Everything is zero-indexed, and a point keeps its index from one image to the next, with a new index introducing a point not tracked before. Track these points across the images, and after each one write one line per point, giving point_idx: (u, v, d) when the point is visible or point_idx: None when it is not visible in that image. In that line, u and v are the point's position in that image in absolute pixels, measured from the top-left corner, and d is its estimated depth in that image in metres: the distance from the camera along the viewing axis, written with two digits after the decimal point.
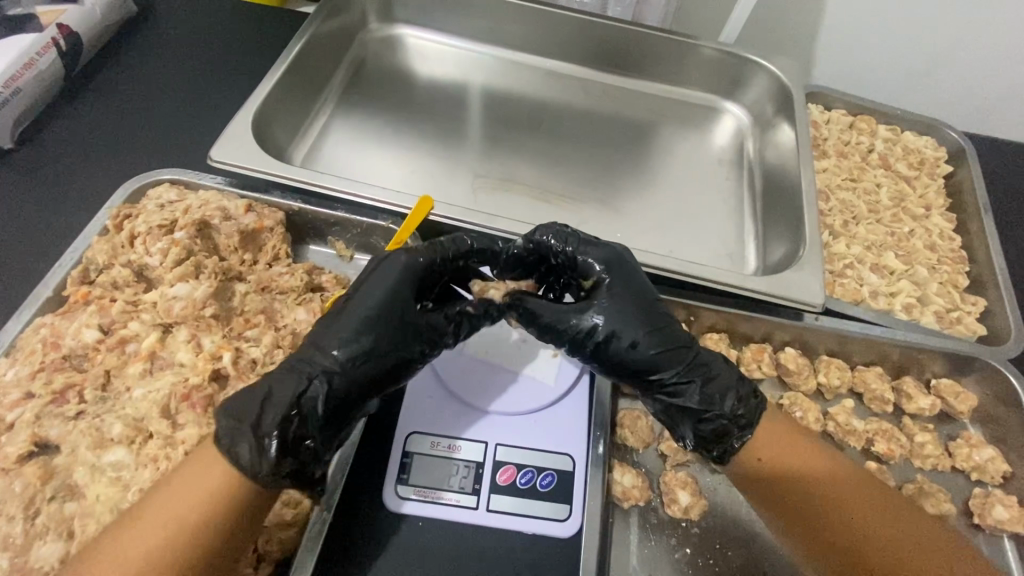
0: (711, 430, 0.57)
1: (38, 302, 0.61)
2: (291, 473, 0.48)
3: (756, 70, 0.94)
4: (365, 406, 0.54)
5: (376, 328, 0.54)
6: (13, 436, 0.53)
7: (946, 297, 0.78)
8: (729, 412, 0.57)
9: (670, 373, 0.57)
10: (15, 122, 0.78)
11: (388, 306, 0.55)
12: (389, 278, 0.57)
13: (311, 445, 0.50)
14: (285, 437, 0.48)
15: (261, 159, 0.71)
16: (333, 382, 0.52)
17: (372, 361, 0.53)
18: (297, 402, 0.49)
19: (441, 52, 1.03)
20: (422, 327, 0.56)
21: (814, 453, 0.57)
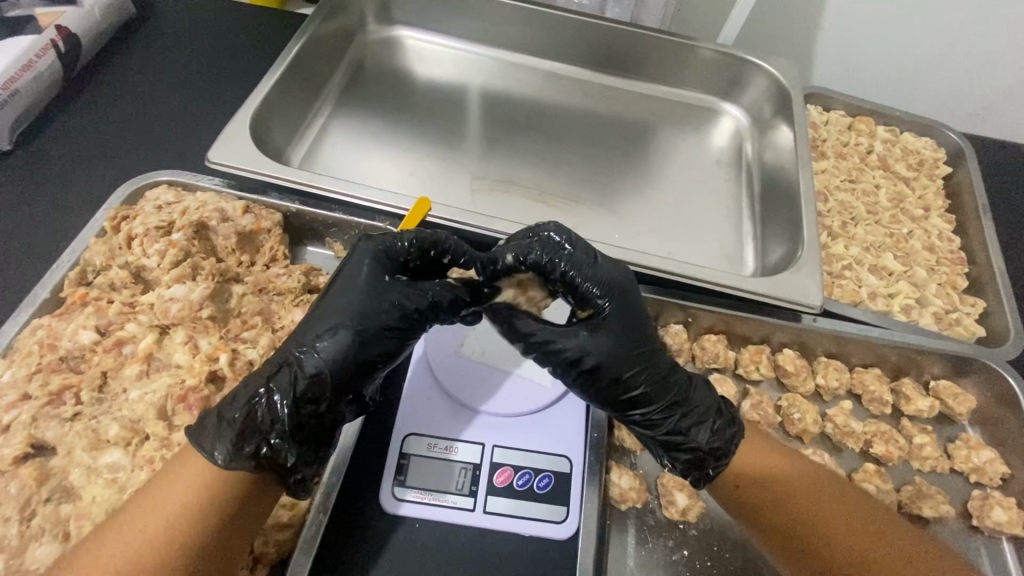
0: (683, 460, 0.56)
1: (35, 303, 0.61)
2: (254, 454, 0.47)
3: (755, 70, 0.94)
4: (343, 393, 0.51)
5: (349, 305, 0.53)
6: (9, 438, 0.53)
7: (945, 298, 0.78)
8: (709, 448, 0.56)
9: (653, 407, 0.55)
10: (14, 123, 0.78)
11: (363, 289, 0.53)
12: (364, 265, 0.55)
13: (276, 427, 0.48)
14: (249, 420, 0.48)
15: (259, 161, 0.71)
16: (304, 362, 0.50)
17: (346, 332, 0.51)
18: (266, 385, 0.49)
19: (439, 53, 1.03)
20: (398, 302, 0.53)
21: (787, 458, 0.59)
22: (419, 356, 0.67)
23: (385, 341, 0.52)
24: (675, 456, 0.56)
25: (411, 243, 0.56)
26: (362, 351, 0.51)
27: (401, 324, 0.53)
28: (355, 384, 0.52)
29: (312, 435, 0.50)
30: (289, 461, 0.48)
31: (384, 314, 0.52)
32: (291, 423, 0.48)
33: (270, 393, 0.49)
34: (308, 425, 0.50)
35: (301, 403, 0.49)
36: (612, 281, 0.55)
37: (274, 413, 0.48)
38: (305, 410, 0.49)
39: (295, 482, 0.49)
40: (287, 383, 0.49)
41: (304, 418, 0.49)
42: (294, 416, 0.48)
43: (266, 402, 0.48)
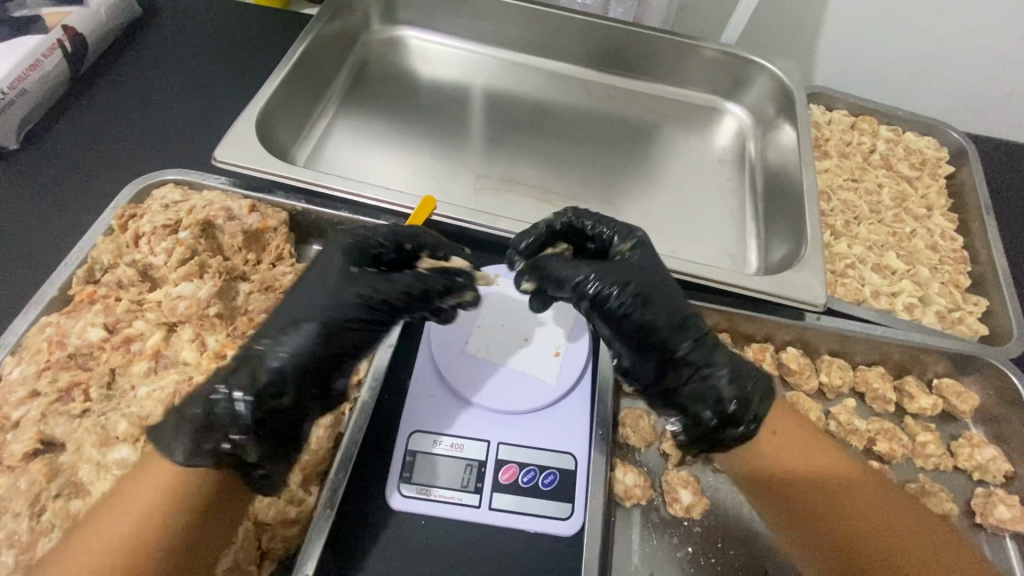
0: (724, 392, 0.54)
1: (44, 301, 0.62)
2: (214, 452, 0.45)
3: (757, 70, 0.94)
4: (308, 387, 0.50)
5: (317, 298, 0.53)
6: (20, 434, 0.54)
7: (948, 297, 0.78)
8: (744, 374, 0.55)
9: (684, 332, 0.56)
10: (21, 123, 0.78)
11: (334, 281, 0.54)
12: (336, 257, 0.56)
13: (238, 423, 0.46)
14: (210, 416, 0.45)
15: (266, 161, 0.71)
16: (263, 360, 0.48)
17: (313, 325, 0.51)
18: (225, 381, 0.47)
19: (443, 53, 1.03)
20: (368, 293, 0.53)
21: (812, 449, 0.58)
22: (424, 353, 0.67)
23: (354, 331, 0.52)
24: (715, 387, 0.54)
25: (386, 237, 0.60)
26: (331, 343, 0.51)
27: (372, 313, 0.53)
28: (325, 379, 0.51)
29: (277, 432, 0.48)
30: (252, 455, 0.47)
31: (353, 306, 0.53)
32: (253, 418, 0.46)
33: (229, 391, 0.46)
34: (272, 421, 0.48)
35: (264, 398, 0.47)
36: (631, 230, 0.63)
37: (234, 410, 0.46)
38: (267, 405, 0.47)
39: (257, 477, 0.48)
40: (249, 379, 0.47)
41: (266, 415, 0.47)
42: (257, 412, 0.47)
43: (226, 397, 0.46)
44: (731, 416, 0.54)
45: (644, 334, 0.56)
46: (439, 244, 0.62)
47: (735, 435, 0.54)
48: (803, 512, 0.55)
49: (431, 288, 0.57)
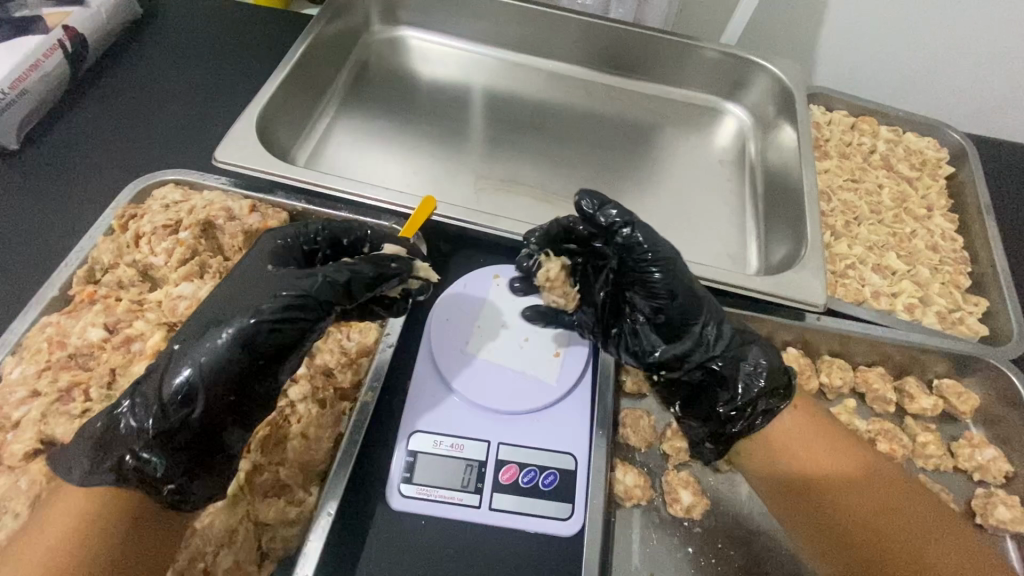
0: (760, 359, 0.59)
1: (43, 301, 0.61)
2: (114, 468, 0.43)
3: (757, 71, 0.94)
4: (219, 395, 0.46)
5: (230, 302, 0.49)
6: (20, 434, 0.54)
7: (948, 298, 0.78)
8: (766, 345, 0.61)
9: (714, 306, 0.61)
10: (21, 122, 0.78)
11: (252, 284, 0.50)
12: (257, 261, 0.54)
13: (140, 436, 0.44)
14: (111, 433, 0.45)
15: (268, 161, 0.71)
16: (169, 369, 0.45)
17: (223, 331, 0.46)
18: (128, 396, 0.46)
19: (443, 54, 1.03)
20: (283, 292, 0.49)
21: (830, 448, 0.60)
22: (424, 352, 0.67)
23: (273, 333, 0.48)
24: (752, 355, 0.60)
25: (320, 231, 0.59)
26: (246, 348, 0.46)
27: (293, 310, 0.48)
28: (246, 385, 0.47)
29: (189, 442, 0.46)
30: (158, 469, 0.44)
31: (268, 306, 0.48)
32: (156, 428, 0.44)
33: (131, 405, 0.45)
34: (182, 432, 0.45)
35: (167, 409, 0.44)
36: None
37: (133, 423, 0.45)
38: (174, 416, 0.45)
39: (171, 493, 0.45)
40: (150, 390, 0.45)
41: (174, 426, 0.45)
42: (159, 423, 0.44)
43: (127, 412, 0.45)
44: (772, 382, 0.59)
45: (695, 301, 0.59)
46: (375, 231, 0.62)
47: (778, 401, 0.59)
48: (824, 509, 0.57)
49: (361, 273, 0.52)
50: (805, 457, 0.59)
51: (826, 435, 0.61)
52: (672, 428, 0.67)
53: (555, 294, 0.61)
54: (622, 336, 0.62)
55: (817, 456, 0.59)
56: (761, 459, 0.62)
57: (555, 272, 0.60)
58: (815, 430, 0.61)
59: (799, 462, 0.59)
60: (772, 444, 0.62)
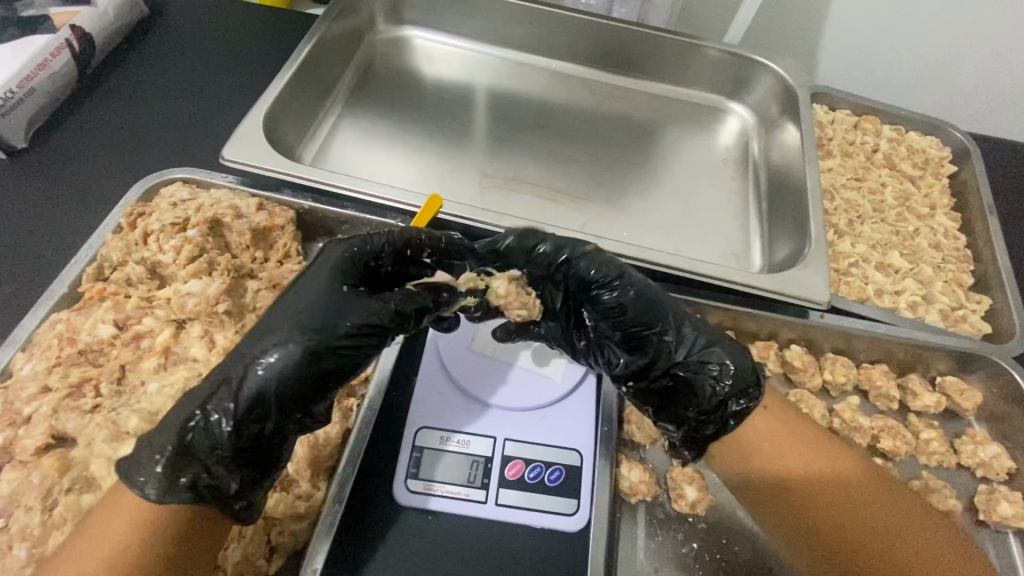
0: (725, 361, 0.56)
1: (53, 298, 0.62)
2: (190, 485, 0.44)
3: (760, 70, 0.95)
4: (289, 414, 0.48)
5: (305, 318, 0.50)
6: (31, 429, 0.55)
7: (951, 296, 0.79)
8: (734, 343, 0.57)
9: (672, 307, 0.59)
10: (30, 122, 0.78)
11: (326, 303, 0.51)
12: (326, 275, 0.53)
13: (215, 451, 0.45)
14: (182, 445, 0.44)
15: (274, 160, 0.72)
16: (244, 380, 0.46)
17: (297, 351, 0.48)
18: (202, 406, 0.45)
19: (447, 53, 1.04)
20: (356, 317, 0.51)
21: (798, 444, 0.58)
22: (430, 349, 0.68)
23: (344, 357, 0.50)
24: (715, 356, 0.56)
25: (387, 244, 0.58)
26: (316, 368, 0.48)
27: (363, 337, 0.51)
28: (307, 402, 0.48)
29: (257, 456, 0.47)
30: (232, 485, 0.46)
31: (343, 330, 0.50)
32: (231, 445, 0.45)
33: (207, 416, 0.45)
34: (251, 446, 0.47)
35: (243, 424, 0.46)
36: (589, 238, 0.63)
37: (207, 438, 0.45)
38: (248, 432, 0.46)
39: (239, 507, 0.47)
40: (224, 404, 0.45)
41: (247, 440, 0.46)
42: (235, 438, 0.45)
43: (204, 423, 0.45)
44: (738, 382, 0.55)
45: (644, 307, 0.58)
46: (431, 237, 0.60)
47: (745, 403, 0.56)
48: (795, 505, 0.56)
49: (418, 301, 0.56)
50: (775, 456, 0.58)
51: (798, 433, 0.59)
52: None
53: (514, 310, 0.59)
54: (589, 347, 0.61)
55: (788, 455, 0.58)
56: (734, 457, 0.61)
57: (505, 288, 0.59)
58: (784, 427, 0.59)
59: (769, 463, 0.58)
60: (745, 445, 0.60)
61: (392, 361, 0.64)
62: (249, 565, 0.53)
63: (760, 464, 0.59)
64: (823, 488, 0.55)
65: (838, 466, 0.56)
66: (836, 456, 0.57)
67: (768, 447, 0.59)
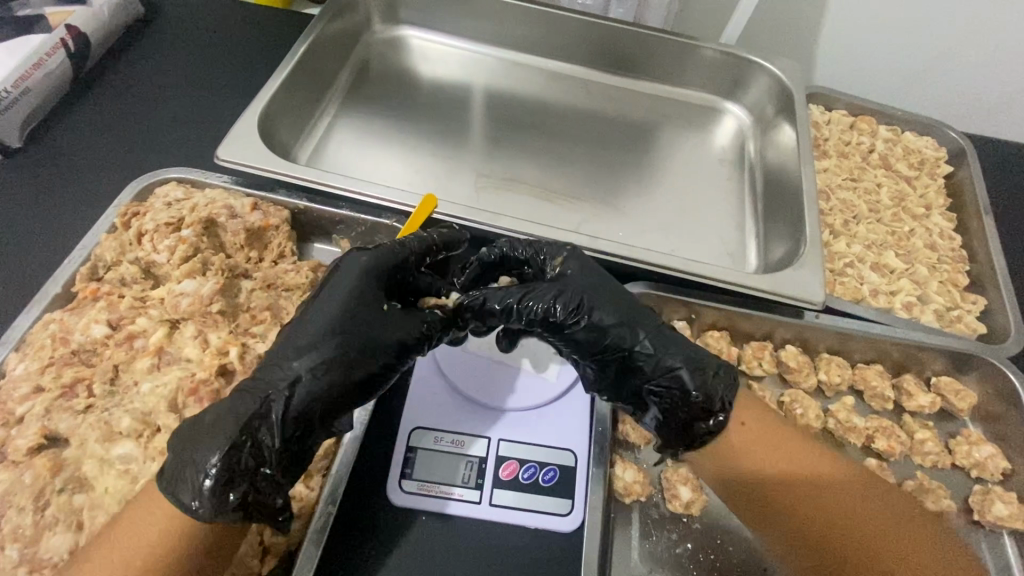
0: (684, 387, 0.55)
1: (47, 298, 0.62)
2: (241, 503, 0.44)
3: (756, 71, 0.95)
4: (330, 422, 0.50)
5: (348, 334, 0.51)
6: (24, 429, 0.54)
7: (946, 296, 0.79)
8: (697, 365, 0.56)
9: (634, 329, 0.57)
10: (25, 121, 0.78)
11: (371, 320, 0.52)
12: (368, 287, 0.54)
13: (263, 466, 0.45)
14: (230, 463, 0.44)
15: (268, 159, 0.72)
16: (288, 394, 0.47)
17: (349, 369, 0.50)
18: (250, 424, 0.45)
19: (443, 53, 1.04)
20: (401, 336, 0.53)
21: (786, 447, 0.59)
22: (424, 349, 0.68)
23: (380, 375, 0.52)
24: (676, 381, 0.56)
25: (413, 253, 0.58)
26: (356, 386, 0.50)
27: (401, 356, 0.53)
28: (339, 413, 0.50)
29: (296, 466, 0.48)
30: (276, 498, 0.46)
31: (387, 349, 0.52)
32: (278, 459, 0.46)
33: (256, 433, 0.45)
34: (291, 458, 0.48)
35: (288, 438, 0.47)
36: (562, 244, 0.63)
37: (256, 454, 0.45)
38: (291, 444, 0.47)
39: (282, 518, 0.47)
40: (270, 421, 0.46)
41: (288, 453, 0.47)
42: (282, 452, 0.46)
43: (254, 441, 0.45)
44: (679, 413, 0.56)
45: (605, 330, 0.57)
46: (444, 235, 0.61)
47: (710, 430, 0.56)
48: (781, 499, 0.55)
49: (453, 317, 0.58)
50: (759, 458, 0.58)
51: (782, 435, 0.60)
52: None
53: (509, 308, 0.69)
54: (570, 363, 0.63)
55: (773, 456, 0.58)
56: (720, 458, 0.61)
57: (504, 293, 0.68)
58: (767, 430, 0.60)
59: (756, 464, 0.58)
60: (731, 448, 0.61)
61: None
62: (241, 566, 0.52)
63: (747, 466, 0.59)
64: (808, 485, 0.55)
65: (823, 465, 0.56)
66: (821, 456, 0.57)
67: (752, 449, 0.59)
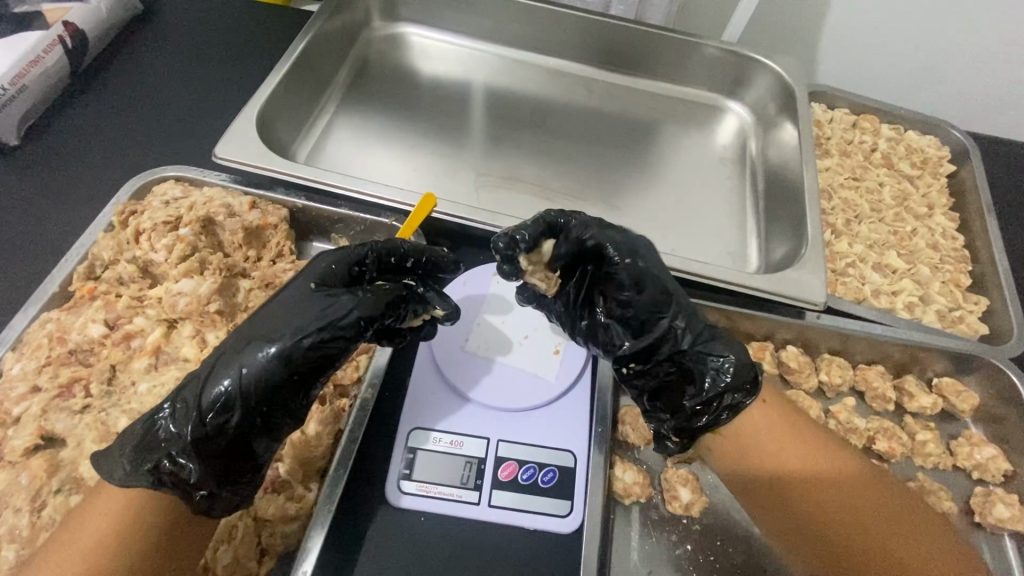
0: (726, 354, 0.57)
1: (44, 297, 0.62)
2: (152, 472, 0.44)
3: (758, 68, 0.94)
4: (256, 409, 0.47)
5: (272, 321, 0.49)
6: (20, 429, 0.54)
7: (948, 297, 0.78)
8: (735, 339, 0.59)
9: (680, 299, 0.58)
10: (22, 119, 0.78)
11: (295, 305, 0.50)
12: (304, 282, 0.53)
13: (178, 440, 0.45)
14: (149, 437, 0.46)
15: (267, 157, 0.71)
16: (212, 375, 0.47)
17: (268, 346, 0.47)
18: (172, 399, 0.47)
19: (444, 50, 1.03)
20: (329, 312, 0.50)
21: (793, 436, 0.58)
22: (425, 351, 0.67)
23: (311, 352, 0.48)
24: (718, 350, 0.57)
25: (371, 251, 0.57)
26: (287, 364, 0.47)
27: (333, 330, 0.49)
28: (275, 401, 0.47)
29: (227, 449, 0.47)
30: (193, 475, 0.45)
31: (311, 325, 0.49)
32: (193, 435, 0.45)
33: (173, 409, 0.46)
34: (217, 438, 0.46)
35: (206, 415, 0.45)
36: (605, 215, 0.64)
37: (171, 429, 0.46)
38: (212, 422, 0.46)
39: (202, 498, 0.46)
40: (192, 397, 0.46)
41: (212, 431, 0.46)
42: (196, 428, 0.45)
43: (171, 415, 0.46)
44: (739, 377, 0.56)
45: (665, 289, 0.58)
46: (414, 247, 0.60)
47: (739, 401, 0.57)
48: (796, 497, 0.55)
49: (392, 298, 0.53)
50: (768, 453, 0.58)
51: (800, 429, 0.59)
52: None
53: (537, 278, 0.59)
54: (591, 329, 0.61)
55: (791, 452, 0.57)
56: (729, 454, 0.60)
57: (536, 258, 0.58)
58: (783, 422, 0.59)
59: (773, 462, 0.57)
60: (741, 439, 0.60)
61: (385, 361, 0.63)
62: (241, 567, 0.53)
63: (764, 462, 0.58)
64: (821, 481, 0.55)
65: (840, 463, 0.56)
66: (822, 449, 0.57)
67: (771, 442, 0.58)
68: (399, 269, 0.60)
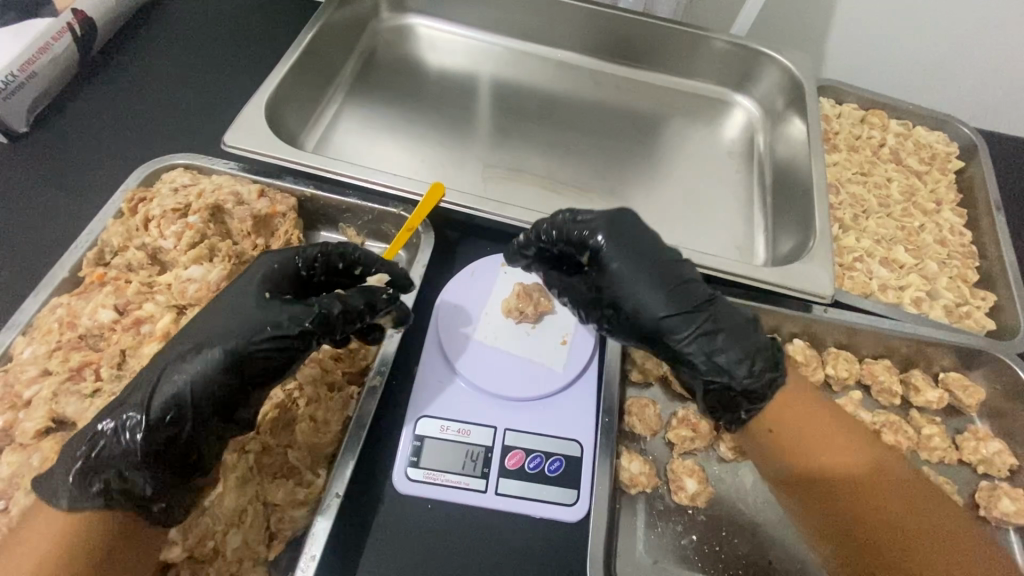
0: (745, 371, 0.55)
1: (54, 283, 0.62)
2: (102, 488, 0.44)
3: (768, 62, 0.94)
4: (206, 416, 0.47)
5: (220, 323, 0.49)
6: (32, 412, 0.54)
7: (956, 292, 0.78)
8: (762, 348, 0.56)
9: (695, 314, 0.56)
10: (30, 106, 0.78)
11: (239, 309, 0.50)
12: (248, 284, 0.53)
13: (126, 455, 0.45)
14: (93, 455, 0.45)
15: (274, 145, 0.72)
16: (161, 385, 0.46)
17: (213, 353, 0.47)
18: (112, 413, 0.46)
19: (452, 42, 1.03)
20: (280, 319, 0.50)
21: (834, 435, 0.56)
22: (433, 341, 0.67)
23: (262, 359, 0.49)
24: (733, 365, 0.55)
25: (320, 254, 0.58)
26: (239, 371, 0.48)
27: (287, 335, 0.50)
28: (230, 407, 0.48)
29: (178, 457, 0.47)
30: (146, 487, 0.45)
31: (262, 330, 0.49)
32: (145, 447, 0.45)
33: (116, 429, 0.45)
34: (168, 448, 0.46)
35: (155, 426, 0.45)
36: (603, 224, 0.60)
37: (117, 444, 0.45)
38: (162, 434, 0.45)
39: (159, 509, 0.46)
40: (136, 409, 0.45)
41: (162, 443, 0.46)
42: (146, 442, 0.45)
43: (114, 429, 0.45)
44: (754, 388, 0.55)
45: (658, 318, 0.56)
46: (364, 249, 0.61)
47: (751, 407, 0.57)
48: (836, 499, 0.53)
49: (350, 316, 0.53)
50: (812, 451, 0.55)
51: (841, 426, 0.56)
52: (677, 417, 0.67)
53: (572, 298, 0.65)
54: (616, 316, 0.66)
55: (850, 450, 0.54)
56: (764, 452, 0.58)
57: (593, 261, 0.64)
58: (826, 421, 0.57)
59: (812, 458, 0.55)
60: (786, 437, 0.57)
61: (393, 352, 0.63)
62: (248, 552, 0.53)
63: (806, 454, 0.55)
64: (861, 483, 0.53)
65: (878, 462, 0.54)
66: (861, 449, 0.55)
67: (824, 439, 0.55)
68: (347, 274, 0.61)
